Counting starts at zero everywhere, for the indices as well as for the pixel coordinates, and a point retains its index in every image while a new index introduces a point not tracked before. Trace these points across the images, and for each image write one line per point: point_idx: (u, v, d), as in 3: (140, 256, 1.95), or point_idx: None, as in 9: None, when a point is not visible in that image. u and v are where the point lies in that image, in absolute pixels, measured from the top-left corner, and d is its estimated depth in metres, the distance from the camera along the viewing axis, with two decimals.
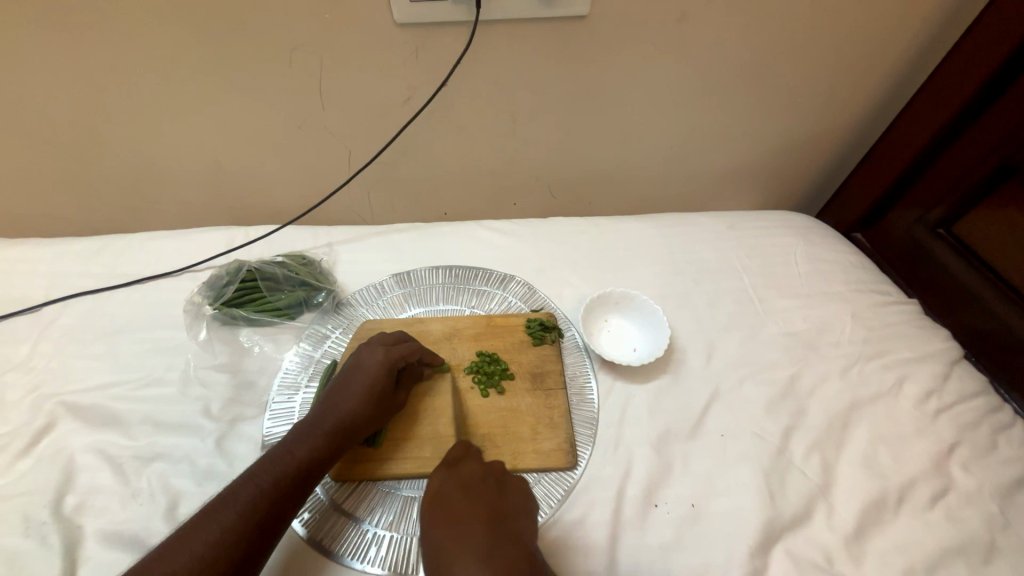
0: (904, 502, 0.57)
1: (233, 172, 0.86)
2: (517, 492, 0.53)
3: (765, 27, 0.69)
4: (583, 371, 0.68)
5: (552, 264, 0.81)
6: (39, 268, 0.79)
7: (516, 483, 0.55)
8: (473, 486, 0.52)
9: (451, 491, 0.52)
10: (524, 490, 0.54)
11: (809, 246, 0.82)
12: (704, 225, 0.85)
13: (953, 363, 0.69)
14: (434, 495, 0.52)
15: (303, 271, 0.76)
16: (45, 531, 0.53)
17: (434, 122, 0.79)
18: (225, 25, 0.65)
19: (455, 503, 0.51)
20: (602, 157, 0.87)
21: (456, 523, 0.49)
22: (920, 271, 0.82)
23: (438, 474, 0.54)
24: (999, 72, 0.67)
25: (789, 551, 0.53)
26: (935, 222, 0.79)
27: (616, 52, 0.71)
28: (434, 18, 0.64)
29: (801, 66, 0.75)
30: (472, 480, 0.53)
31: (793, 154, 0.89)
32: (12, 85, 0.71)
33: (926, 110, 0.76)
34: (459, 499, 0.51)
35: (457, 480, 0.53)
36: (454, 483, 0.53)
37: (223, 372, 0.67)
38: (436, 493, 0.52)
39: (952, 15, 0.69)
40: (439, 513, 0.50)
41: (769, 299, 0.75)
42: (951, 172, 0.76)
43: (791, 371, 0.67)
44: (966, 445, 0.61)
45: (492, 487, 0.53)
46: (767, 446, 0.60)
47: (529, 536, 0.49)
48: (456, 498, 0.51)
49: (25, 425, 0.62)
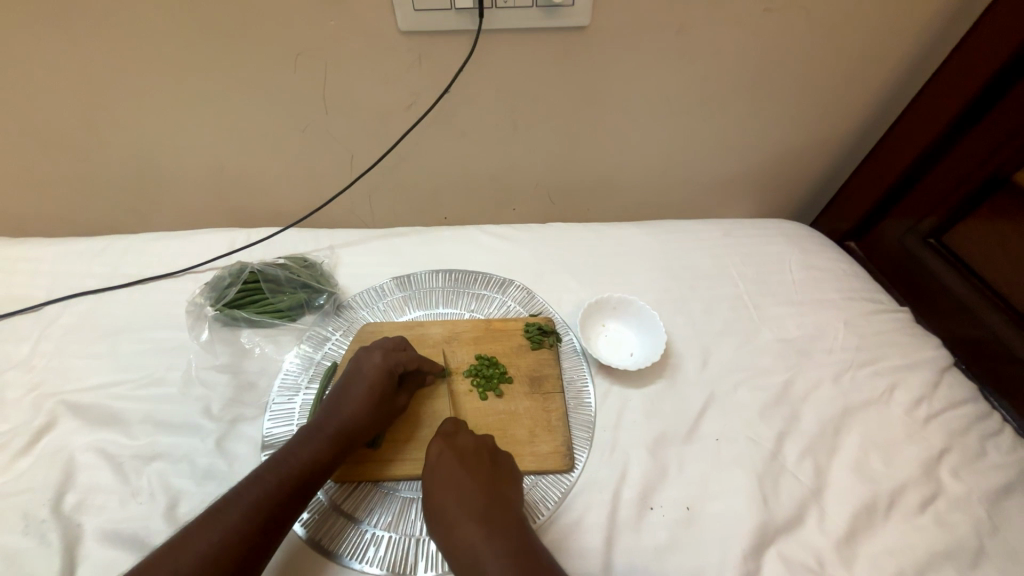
0: (895, 507, 0.58)
1: (236, 174, 0.87)
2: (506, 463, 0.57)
3: (761, 39, 0.71)
4: (581, 375, 0.69)
5: (551, 269, 0.82)
6: (40, 267, 0.80)
7: (503, 456, 0.58)
8: (468, 461, 0.56)
9: (449, 465, 0.56)
10: (511, 463, 0.58)
11: (804, 255, 0.84)
12: (700, 233, 0.87)
13: (944, 370, 0.70)
14: (433, 470, 0.56)
15: (305, 273, 0.76)
16: (45, 529, 0.54)
17: (436, 128, 0.80)
18: (231, 31, 0.66)
19: (454, 478, 0.55)
20: (601, 164, 0.88)
21: (457, 498, 0.53)
22: (912, 280, 0.84)
23: (434, 447, 0.58)
24: (989, 87, 0.69)
25: (781, 554, 0.54)
26: (927, 231, 0.81)
27: (615, 62, 0.72)
28: (437, 26, 0.66)
29: (796, 78, 0.76)
30: (467, 454, 0.57)
31: (788, 163, 0.91)
32: (19, 86, 0.71)
33: (917, 124, 0.78)
34: (455, 472, 0.55)
35: (451, 454, 0.56)
36: (450, 457, 0.56)
37: (223, 373, 0.68)
38: (435, 468, 0.56)
39: (942, 31, 0.71)
40: (440, 488, 0.54)
41: (764, 306, 0.77)
42: (941, 184, 0.78)
43: (786, 376, 0.68)
44: (955, 451, 0.62)
45: (485, 461, 0.56)
46: (761, 450, 0.61)
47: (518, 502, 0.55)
48: (454, 473, 0.55)
49: (25, 423, 0.62)
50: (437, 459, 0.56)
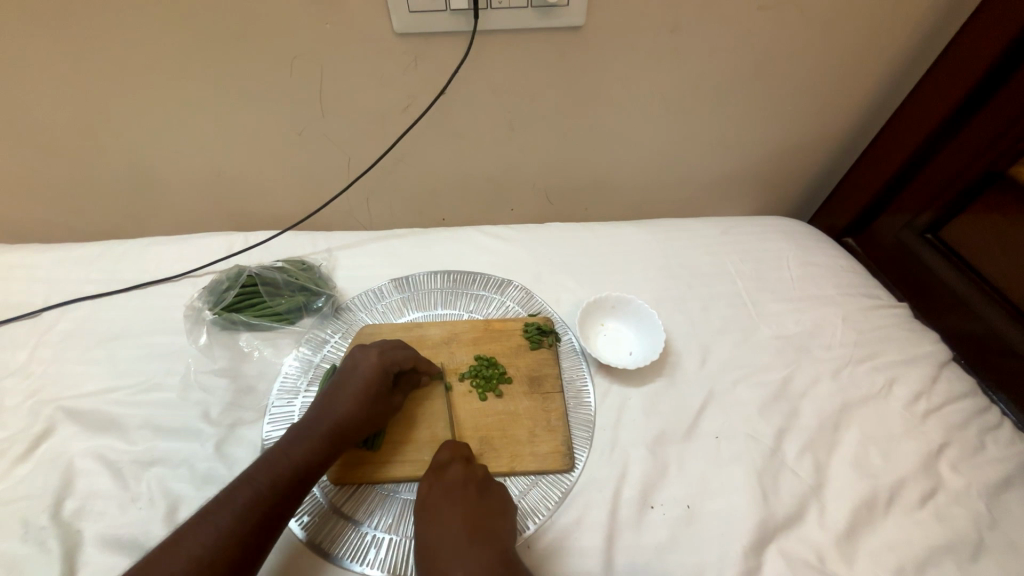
0: (894, 503, 0.58)
1: (233, 178, 0.87)
2: (498, 496, 0.55)
3: (756, 38, 0.71)
4: (579, 374, 0.69)
5: (549, 269, 0.82)
6: (37, 273, 0.79)
7: (499, 488, 0.56)
8: (455, 493, 0.54)
9: (437, 500, 0.54)
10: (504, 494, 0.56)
11: (800, 251, 0.84)
12: (697, 231, 0.87)
13: (941, 365, 0.70)
14: (422, 506, 0.54)
15: (303, 276, 0.76)
16: (45, 535, 0.54)
17: (433, 129, 0.80)
18: (227, 35, 0.66)
19: (443, 516, 0.53)
20: (598, 164, 0.89)
21: (444, 537, 0.51)
22: (909, 275, 0.84)
23: (424, 480, 0.56)
24: (982, 82, 0.69)
25: (781, 551, 0.54)
26: (923, 226, 0.81)
27: (610, 61, 0.72)
28: (433, 27, 0.66)
29: (791, 76, 0.76)
30: (453, 487, 0.55)
31: (785, 160, 0.91)
32: (14, 92, 0.71)
33: (912, 119, 0.78)
34: (442, 508, 0.53)
35: (439, 488, 0.55)
36: (438, 492, 0.55)
37: (223, 376, 0.68)
38: (424, 506, 0.54)
39: (935, 27, 0.71)
40: (430, 526, 0.52)
41: (762, 303, 0.77)
42: (935, 180, 0.78)
43: (784, 372, 0.69)
44: (954, 445, 0.62)
45: (474, 494, 0.54)
46: (760, 447, 0.62)
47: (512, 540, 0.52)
48: (443, 510, 0.53)
49: (25, 429, 0.62)
50: (427, 496, 0.55)
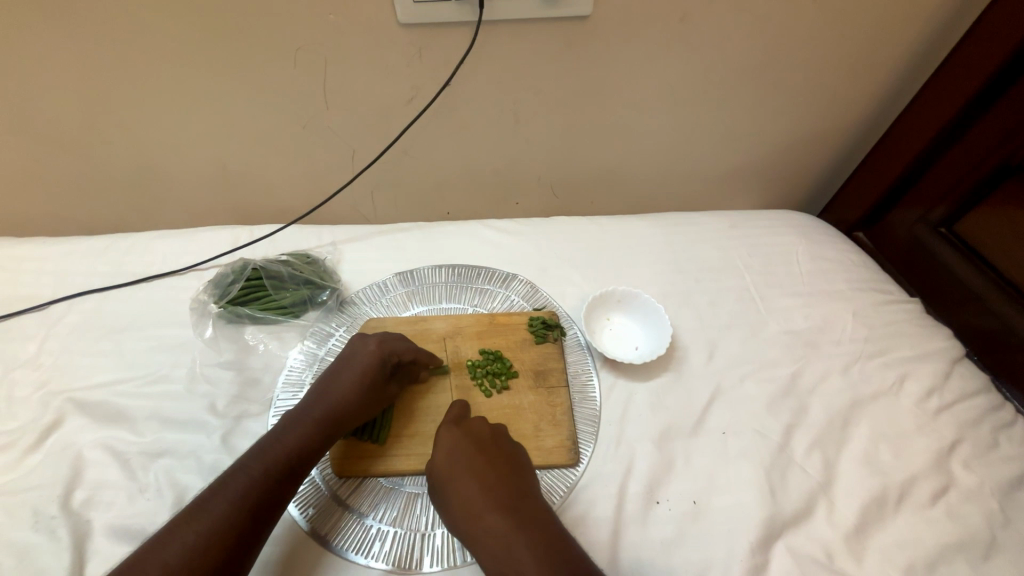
0: (905, 500, 0.57)
1: (238, 171, 0.87)
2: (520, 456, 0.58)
3: (766, 26, 0.69)
4: (585, 369, 0.69)
5: (555, 263, 0.81)
6: (45, 267, 0.80)
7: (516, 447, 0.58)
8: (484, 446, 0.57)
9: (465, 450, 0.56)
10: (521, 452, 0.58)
11: (811, 245, 0.83)
12: (705, 224, 0.86)
13: (955, 361, 0.69)
14: (446, 456, 0.56)
15: (307, 269, 0.76)
16: (54, 524, 0.54)
17: (437, 121, 0.79)
18: (230, 27, 0.66)
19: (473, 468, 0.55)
20: (604, 157, 0.88)
21: (469, 483, 0.54)
22: (923, 270, 0.82)
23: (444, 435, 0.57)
24: (1001, 72, 0.67)
25: (789, 548, 0.54)
26: (937, 220, 0.80)
27: (617, 51, 0.71)
28: (437, 17, 0.65)
29: (803, 66, 0.75)
30: (482, 440, 0.57)
31: (796, 153, 0.89)
32: (21, 86, 0.72)
33: (927, 110, 0.76)
34: (472, 458, 0.55)
35: (467, 441, 0.57)
36: (464, 443, 0.56)
37: (227, 369, 0.68)
38: (449, 455, 0.56)
39: (953, 15, 0.69)
40: (456, 481, 0.54)
41: (770, 298, 0.76)
42: (950, 172, 0.76)
43: (793, 368, 0.68)
44: (967, 442, 0.61)
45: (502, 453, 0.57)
46: (769, 443, 0.61)
47: (538, 494, 0.55)
48: (469, 460, 0.55)
49: (33, 420, 0.62)
50: (456, 442, 0.56)
